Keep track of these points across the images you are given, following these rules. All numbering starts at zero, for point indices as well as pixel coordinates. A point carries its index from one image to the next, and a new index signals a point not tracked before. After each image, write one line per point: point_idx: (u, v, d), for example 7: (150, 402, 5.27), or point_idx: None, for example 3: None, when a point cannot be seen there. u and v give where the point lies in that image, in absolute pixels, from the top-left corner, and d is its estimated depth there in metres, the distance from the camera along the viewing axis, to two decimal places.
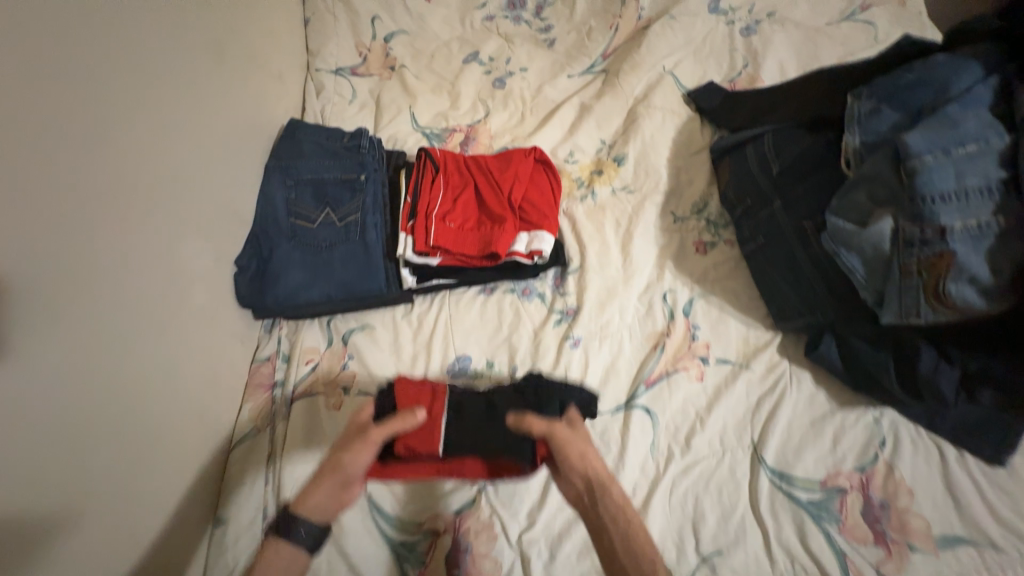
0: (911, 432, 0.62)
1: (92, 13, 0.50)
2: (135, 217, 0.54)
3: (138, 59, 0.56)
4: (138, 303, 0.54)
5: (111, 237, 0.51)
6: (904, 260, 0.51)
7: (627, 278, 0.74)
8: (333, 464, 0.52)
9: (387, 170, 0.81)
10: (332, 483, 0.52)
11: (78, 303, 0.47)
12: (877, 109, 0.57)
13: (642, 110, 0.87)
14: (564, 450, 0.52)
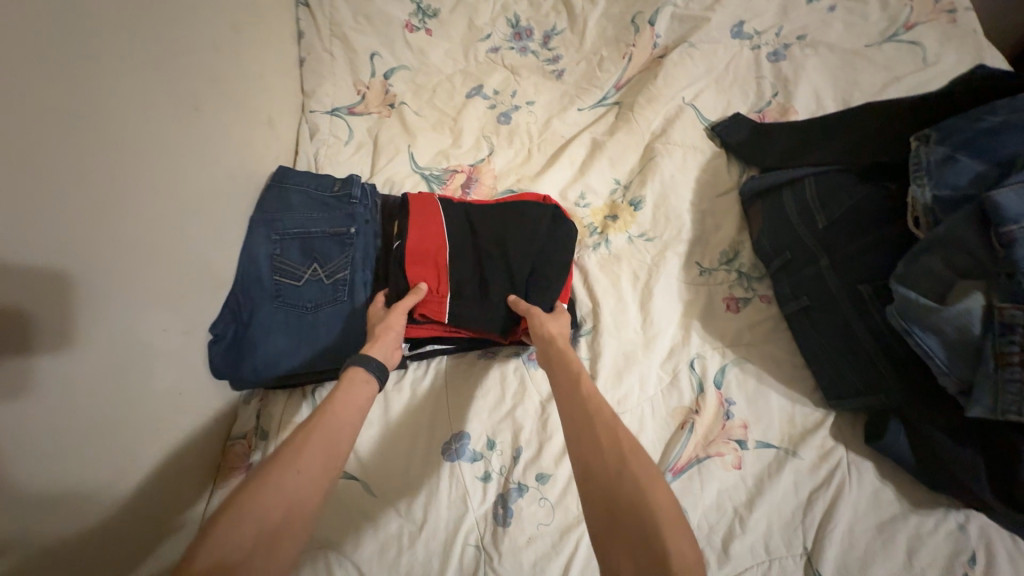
0: (1006, 545, 0.50)
1: (62, 79, 0.44)
2: (89, 305, 0.47)
3: (112, 125, 0.50)
4: (81, 401, 0.47)
5: (53, 332, 0.44)
6: (996, 349, 0.42)
7: (648, 342, 0.65)
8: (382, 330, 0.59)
9: (381, 221, 0.74)
10: (384, 344, 0.58)
11: (10, 414, 0.40)
12: (952, 158, 0.49)
13: (660, 146, 0.79)
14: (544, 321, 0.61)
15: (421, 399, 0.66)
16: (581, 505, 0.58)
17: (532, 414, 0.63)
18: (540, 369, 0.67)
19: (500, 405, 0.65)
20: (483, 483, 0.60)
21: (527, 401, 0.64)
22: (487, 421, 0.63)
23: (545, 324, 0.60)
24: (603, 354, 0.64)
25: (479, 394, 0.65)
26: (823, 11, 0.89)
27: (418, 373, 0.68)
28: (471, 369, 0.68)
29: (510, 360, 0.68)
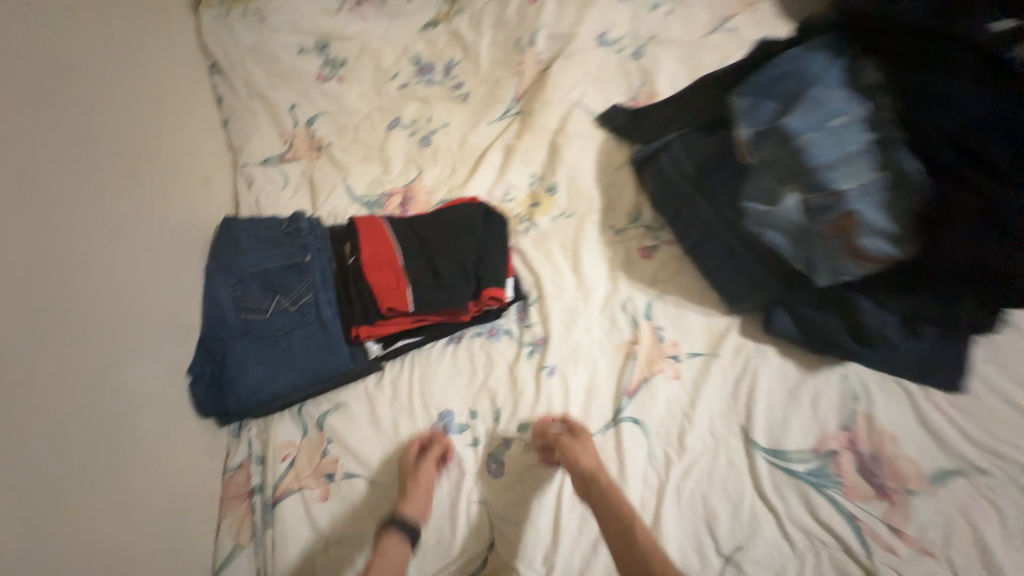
0: (878, 380, 0.65)
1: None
2: (53, 364, 0.52)
3: (44, 203, 0.56)
4: (65, 451, 0.51)
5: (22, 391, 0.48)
6: (816, 230, 0.56)
7: (586, 297, 0.76)
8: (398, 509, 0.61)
9: (332, 246, 0.79)
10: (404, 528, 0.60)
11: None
12: (757, 102, 0.63)
13: (561, 140, 0.94)
14: (569, 454, 0.62)
15: (402, 392, 0.73)
16: None
17: (504, 380, 0.72)
18: (502, 340, 0.75)
19: (474, 379, 0.73)
20: (474, 448, 0.67)
21: (497, 371, 0.73)
22: (466, 395, 0.72)
23: (577, 455, 0.61)
24: (551, 316, 0.75)
25: (454, 374, 0.73)
26: (662, 15, 1.11)
27: (395, 371, 0.74)
28: (441, 356, 0.75)
29: (474, 341, 0.76)
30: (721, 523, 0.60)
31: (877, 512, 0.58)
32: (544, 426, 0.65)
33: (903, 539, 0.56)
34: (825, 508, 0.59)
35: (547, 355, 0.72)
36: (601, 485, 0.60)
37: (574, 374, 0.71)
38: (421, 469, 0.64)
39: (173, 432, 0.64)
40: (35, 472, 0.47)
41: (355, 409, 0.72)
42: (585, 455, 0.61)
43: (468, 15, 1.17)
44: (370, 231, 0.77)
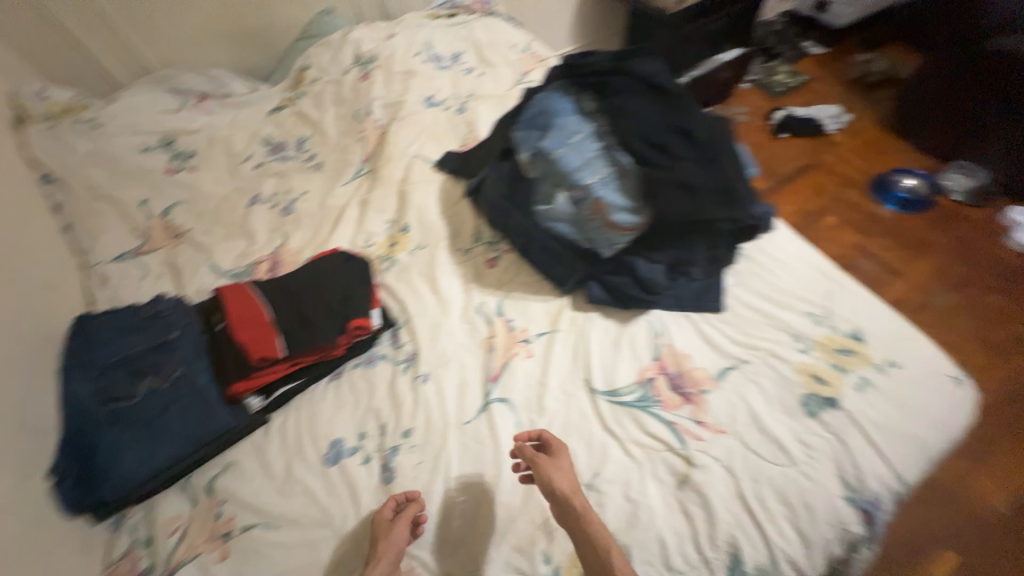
0: (671, 317, 0.86)
1: None
2: None
3: None
4: None
5: None
6: (584, 217, 0.76)
7: (446, 310, 0.89)
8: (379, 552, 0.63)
9: (200, 318, 0.84)
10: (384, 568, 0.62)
11: None
12: (526, 133, 0.82)
13: (406, 188, 1.09)
14: (546, 473, 0.66)
15: (291, 435, 0.77)
16: (442, 436, 0.75)
17: (385, 398, 0.80)
18: (379, 364, 0.84)
19: (358, 404, 0.80)
20: (366, 465, 0.74)
21: (378, 391, 0.81)
22: (353, 421, 0.78)
23: (551, 477, 0.65)
24: (418, 332, 0.86)
25: (340, 405, 0.80)
26: (476, 77, 1.35)
27: (281, 418, 0.79)
28: (325, 392, 0.81)
29: (354, 371, 0.84)
30: (580, 459, 0.72)
31: (686, 413, 0.75)
32: (521, 450, 0.70)
33: (704, 426, 0.73)
34: (651, 422, 0.75)
35: (420, 366, 0.82)
36: (575, 505, 0.63)
37: (446, 375, 0.81)
38: (394, 529, 0.64)
39: (45, 542, 0.62)
40: None
41: (245, 464, 0.74)
42: (558, 475, 0.65)
43: (310, 97, 1.31)
44: (236, 298, 0.83)
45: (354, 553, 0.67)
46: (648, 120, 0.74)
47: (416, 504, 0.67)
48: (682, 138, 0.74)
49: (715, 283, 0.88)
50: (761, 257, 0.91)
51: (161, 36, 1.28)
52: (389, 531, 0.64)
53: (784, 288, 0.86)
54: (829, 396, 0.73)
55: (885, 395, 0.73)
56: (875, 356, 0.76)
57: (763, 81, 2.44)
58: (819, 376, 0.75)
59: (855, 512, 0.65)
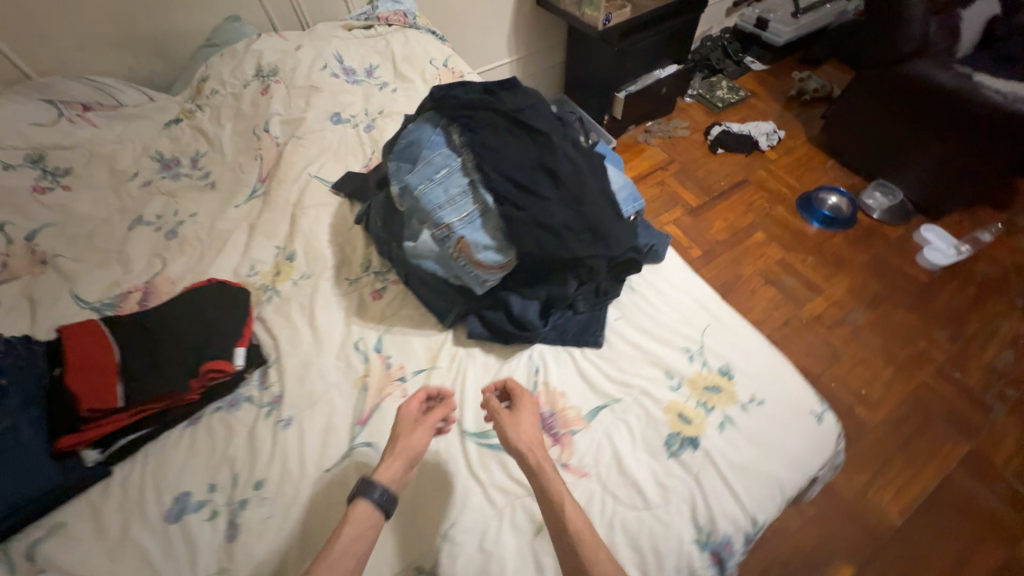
0: (552, 352, 0.84)
1: None
2: None
3: None
4: None
5: None
6: (451, 255, 0.74)
7: (320, 347, 0.85)
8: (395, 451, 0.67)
9: (40, 362, 0.78)
10: (396, 466, 0.65)
11: None
12: (397, 165, 0.79)
13: (297, 212, 1.04)
14: (508, 425, 0.69)
15: (131, 490, 0.71)
16: (296, 487, 0.71)
17: (243, 445, 0.75)
18: (242, 408, 0.79)
19: (213, 452, 0.75)
20: (212, 521, 0.69)
21: (236, 438, 0.76)
22: (204, 472, 0.73)
23: (516, 429, 0.68)
24: (286, 372, 0.82)
25: (191, 455, 0.74)
26: (388, 93, 1.31)
27: (124, 471, 0.73)
28: (177, 440, 0.76)
29: (213, 416, 0.78)
30: (439, 508, 0.70)
31: (553, 456, 0.74)
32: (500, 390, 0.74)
33: (569, 470, 0.72)
34: (516, 466, 0.73)
35: (283, 409, 0.78)
36: (528, 457, 0.65)
37: (311, 419, 0.78)
38: (425, 422, 0.70)
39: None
40: None
41: (76, 525, 0.68)
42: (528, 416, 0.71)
43: (207, 110, 1.24)
44: (77, 339, 0.77)
45: (343, 473, 0.72)
46: (511, 154, 0.73)
47: (448, 402, 0.74)
48: (546, 172, 0.73)
49: (598, 317, 0.87)
50: (646, 290, 0.90)
51: (37, 41, 1.18)
52: (412, 431, 0.69)
53: (663, 322, 0.86)
54: (692, 436, 0.73)
55: (745, 435, 0.73)
56: (740, 393, 0.77)
57: (705, 95, 2.47)
58: (685, 415, 0.75)
59: (704, 556, 0.66)
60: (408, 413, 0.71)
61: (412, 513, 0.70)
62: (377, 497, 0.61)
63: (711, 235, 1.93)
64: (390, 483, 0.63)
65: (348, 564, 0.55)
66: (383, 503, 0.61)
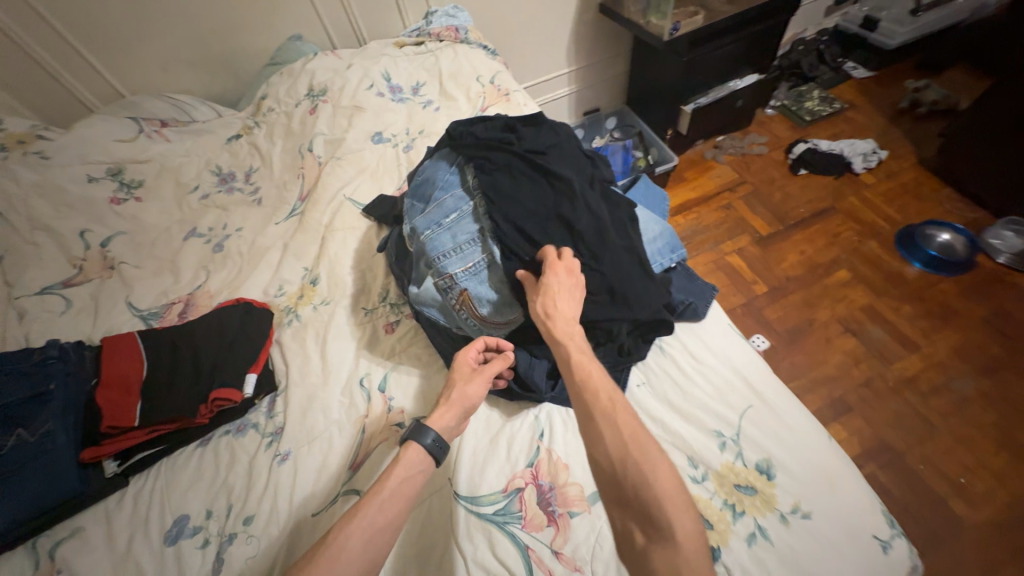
0: (561, 415, 0.77)
1: None
2: None
3: None
4: None
5: None
6: (452, 306, 0.68)
7: (327, 380, 0.85)
8: (457, 397, 0.70)
9: (85, 371, 0.86)
10: (454, 412, 0.70)
11: None
12: (409, 203, 0.75)
13: (327, 234, 1.05)
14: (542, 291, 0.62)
15: (142, 505, 0.75)
16: (281, 528, 0.70)
17: (241, 475, 0.76)
18: (247, 435, 0.81)
19: (215, 478, 0.77)
20: (202, 548, 0.70)
21: (236, 466, 0.78)
22: (205, 497, 0.75)
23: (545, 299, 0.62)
24: (291, 403, 0.82)
25: (196, 477, 0.77)
26: (431, 111, 1.29)
27: (139, 484, 0.78)
28: (188, 459, 0.80)
29: (222, 439, 0.81)
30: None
31: (546, 539, 0.66)
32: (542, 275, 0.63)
33: (560, 559, 0.64)
34: (503, 544, 0.66)
35: (282, 443, 0.78)
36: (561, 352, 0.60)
37: (306, 456, 0.77)
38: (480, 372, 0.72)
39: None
40: None
41: (91, 531, 0.73)
42: (564, 300, 0.62)
43: (263, 127, 1.31)
44: (114, 353, 0.83)
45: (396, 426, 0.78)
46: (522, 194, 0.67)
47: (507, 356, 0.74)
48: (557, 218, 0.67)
49: (618, 381, 0.77)
50: (679, 354, 0.79)
51: (130, 65, 1.32)
52: (468, 382, 0.72)
53: (695, 397, 0.74)
54: (712, 546, 0.62)
55: (781, 555, 0.60)
56: (780, 501, 0.64)
57: (790, 107, 2.19)
58: (706, 517, 0.64)
59: None
60: (465, 363, 0.73)
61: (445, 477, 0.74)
62: (428, 442, 0.66)
63: (782, 269, 1.70)
64: (442, 431, 0.68)
65: (399, 505, 0.61)
66: (436, 448, 0.66)
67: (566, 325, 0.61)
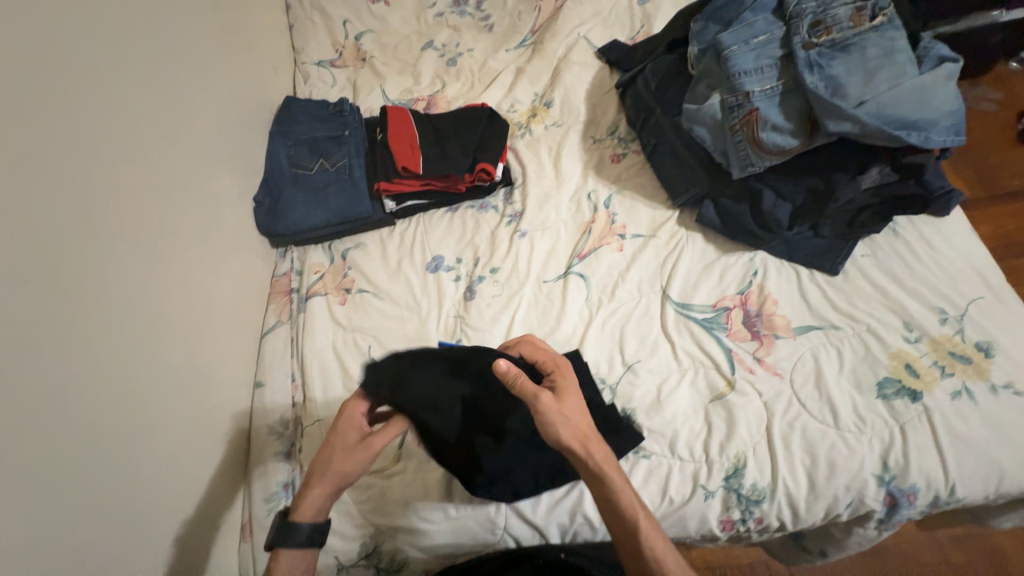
0: (777, 263, 0.82)
1: (154, 26, 0.75)
2: (174, 149, 0.75)
3: (169, 47, 0.78)
4: (178, 208, 0.73)
5: (166, 160, 0.73)
6: (723, 129, 0.76)
7: (559, 186, 0.96)
8: (318, 475, 0.61)
9: (366, 128, 1.02)
10: (321, 489, 0.61)
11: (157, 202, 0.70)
12: (705, 26, 0.81)
13: (563, 66, 1.11)
14: (555, 413, 0.58)
15: (407, 239, 0.94)
16: (521, 282, 0.86)
17: (485, 239, 0.92)
18: (489, 213, 0.96)
19: (463, 236, 0.94)
20: (456, 281, 0.88)
21: (481, 232, 0.93)
22: (455, 248, 0.92)
23: (555, 428, 0.58)
24: (529, 196, 0.95)
25: (448, 232, 0.94)
26: None
27: (403, 225, 0.97)
28: (440, 218, 0.97)
29: (467, 211, 0.97)
30: (630, 346, 0.79)
31: (749, 348, 0.76)
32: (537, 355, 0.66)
33: (762, 364, 0.74)
34: (709, 342, 0.77)
35: (521, 224, 0.92)
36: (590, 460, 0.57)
37: (541, 239, 0.90)
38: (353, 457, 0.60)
39: (222, 272, 0.80)
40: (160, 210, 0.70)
41: (370, 248, 0.94)
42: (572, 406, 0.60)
43: None
44: (395, 118, 0.98)
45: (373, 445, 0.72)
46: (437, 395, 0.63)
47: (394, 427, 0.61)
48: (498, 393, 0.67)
49: (844, 246, 0.81)
50: (912, 238, 0.81)
51: None
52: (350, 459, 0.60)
53: (922, 276, 0.77)
54: (914, 389, 0.69)
55: (981, 412, 0.67)
56: (992, 374, 0.68)
57: None
58: (913, 368, 0.70)
59: (880, 491, 0.65)
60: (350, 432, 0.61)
61: (659, 281, 0.84)
62: (298, 543, 0.60)
63: None
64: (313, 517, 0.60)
65: None
66: (308, 542, 0.60)
67: (600, 442, 0.59)
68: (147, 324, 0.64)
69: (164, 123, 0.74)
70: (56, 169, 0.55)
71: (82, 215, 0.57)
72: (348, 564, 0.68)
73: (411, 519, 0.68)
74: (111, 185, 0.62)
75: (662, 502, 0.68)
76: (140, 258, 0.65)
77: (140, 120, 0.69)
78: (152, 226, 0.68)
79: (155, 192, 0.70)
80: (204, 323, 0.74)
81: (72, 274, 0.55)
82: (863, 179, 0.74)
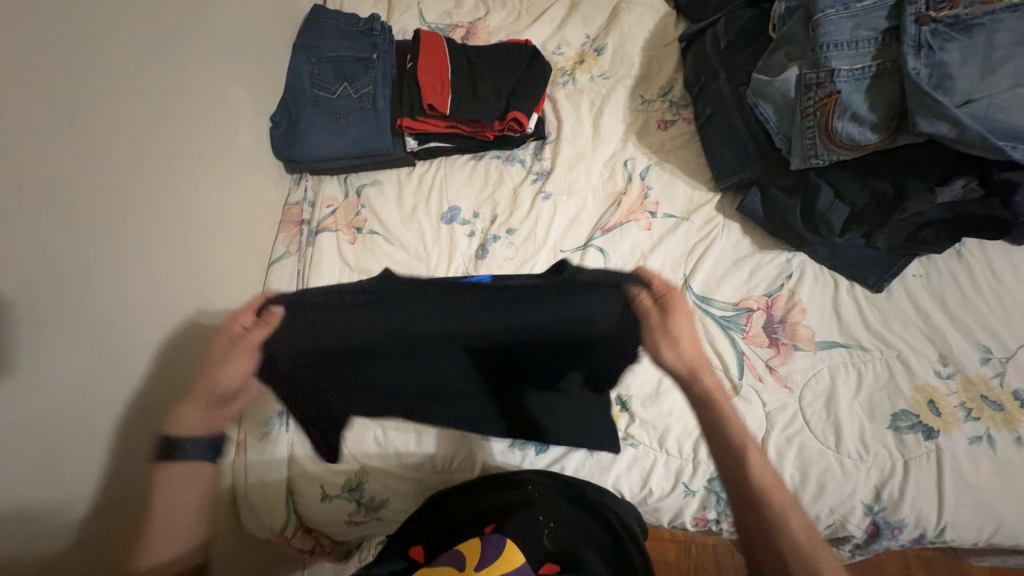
0: (815, 269, 0.76)
1: None
2: (192, 56, 0.70)
3: None
4: (193, 122, 0.70)
5: (183, 68, 0.68)
6: (793, 108, 0.67)
7: (595, 147, 0.87)
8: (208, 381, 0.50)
9: (396, 54, 0.93)
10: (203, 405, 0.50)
11: (172, 116, 0.66)
12: None
13: (623, 6, 0.98)
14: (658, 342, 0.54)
15: (425, 183, 0.90)
16: (536, 248, 0.81)
17: (507, 194, 0.87)
18: (515, 166, 0.90)
19: (484, 188, 0.88)
20: (469, 236, 0.84)
21: (503, 186, 0.88)
22: (473, 200, 0.87)
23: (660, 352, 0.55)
24: (560, 154, 0.87)
25: (468, 182, 0.89)
26: None
27: (423, 168, 0.92)
28: (463, 165, 0.91)
29: (492, 161, 0.91)
30: None
31: (763, 354, 0.71)
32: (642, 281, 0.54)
33: (773, 373, 0.70)
34: (723, 341, 0.72)
35: (547, 184, 0.85)
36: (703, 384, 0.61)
37: (564, 204, 0.84)
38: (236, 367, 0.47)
39: (232, 196, 0.77)
40: (173, 122, 0.66)
41: (386, 187, 0.90)
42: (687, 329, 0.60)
43: None
44: (429, 46, 0.89)
45: None
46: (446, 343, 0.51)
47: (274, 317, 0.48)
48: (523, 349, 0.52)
49: (895, 260, 0.73)
50: (978, 265, 0.73)
51: None
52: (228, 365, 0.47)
53: (974, 309, 0.70)
54: (931, 427, 0.65)
55: (997, 463, 0.63)
56: (1022, 426, 0.63)
57: None
58: (936, 405, 0.66)
59: (864, 520, 0.64)
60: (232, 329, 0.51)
61: (684, 269, 0.78)
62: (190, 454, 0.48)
63: None
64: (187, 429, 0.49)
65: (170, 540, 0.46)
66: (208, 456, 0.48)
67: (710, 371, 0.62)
68: (157, 241, 0.63)
69: (180, 24, 0.68)
70: (51, 61, 0.50)
71: (88, 120, 0.54)
72: (332, 493, 0.71)
73: (396, 466, 0.71)
74: (126, 93, 0.59)
75: (640, 491, 0.68)
76: (145, 170, 0.61)
77: (151, 15, 0.63)
78: (158, 136, 0.63)
79: (169, 103, 0.65)
80: (214, 248, 0.73)
81: (76, 183, 0.52)
82: (942, 191, 0.65)
